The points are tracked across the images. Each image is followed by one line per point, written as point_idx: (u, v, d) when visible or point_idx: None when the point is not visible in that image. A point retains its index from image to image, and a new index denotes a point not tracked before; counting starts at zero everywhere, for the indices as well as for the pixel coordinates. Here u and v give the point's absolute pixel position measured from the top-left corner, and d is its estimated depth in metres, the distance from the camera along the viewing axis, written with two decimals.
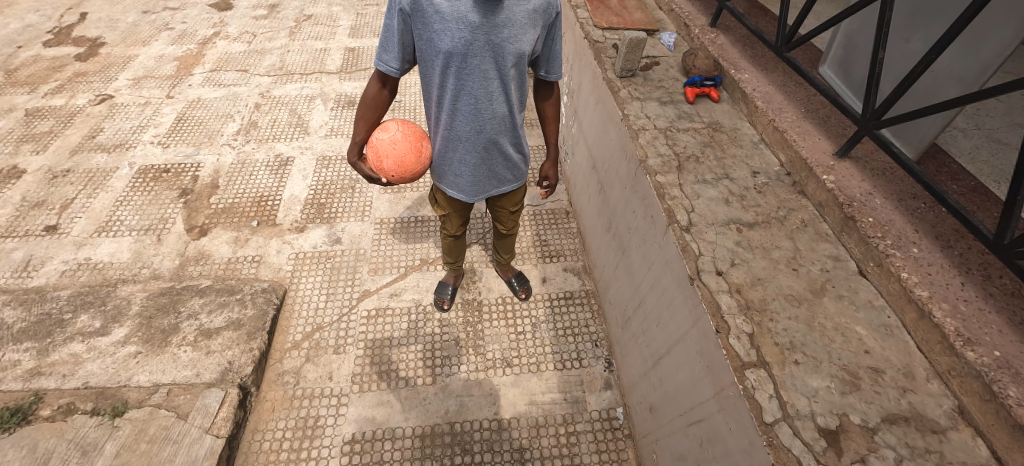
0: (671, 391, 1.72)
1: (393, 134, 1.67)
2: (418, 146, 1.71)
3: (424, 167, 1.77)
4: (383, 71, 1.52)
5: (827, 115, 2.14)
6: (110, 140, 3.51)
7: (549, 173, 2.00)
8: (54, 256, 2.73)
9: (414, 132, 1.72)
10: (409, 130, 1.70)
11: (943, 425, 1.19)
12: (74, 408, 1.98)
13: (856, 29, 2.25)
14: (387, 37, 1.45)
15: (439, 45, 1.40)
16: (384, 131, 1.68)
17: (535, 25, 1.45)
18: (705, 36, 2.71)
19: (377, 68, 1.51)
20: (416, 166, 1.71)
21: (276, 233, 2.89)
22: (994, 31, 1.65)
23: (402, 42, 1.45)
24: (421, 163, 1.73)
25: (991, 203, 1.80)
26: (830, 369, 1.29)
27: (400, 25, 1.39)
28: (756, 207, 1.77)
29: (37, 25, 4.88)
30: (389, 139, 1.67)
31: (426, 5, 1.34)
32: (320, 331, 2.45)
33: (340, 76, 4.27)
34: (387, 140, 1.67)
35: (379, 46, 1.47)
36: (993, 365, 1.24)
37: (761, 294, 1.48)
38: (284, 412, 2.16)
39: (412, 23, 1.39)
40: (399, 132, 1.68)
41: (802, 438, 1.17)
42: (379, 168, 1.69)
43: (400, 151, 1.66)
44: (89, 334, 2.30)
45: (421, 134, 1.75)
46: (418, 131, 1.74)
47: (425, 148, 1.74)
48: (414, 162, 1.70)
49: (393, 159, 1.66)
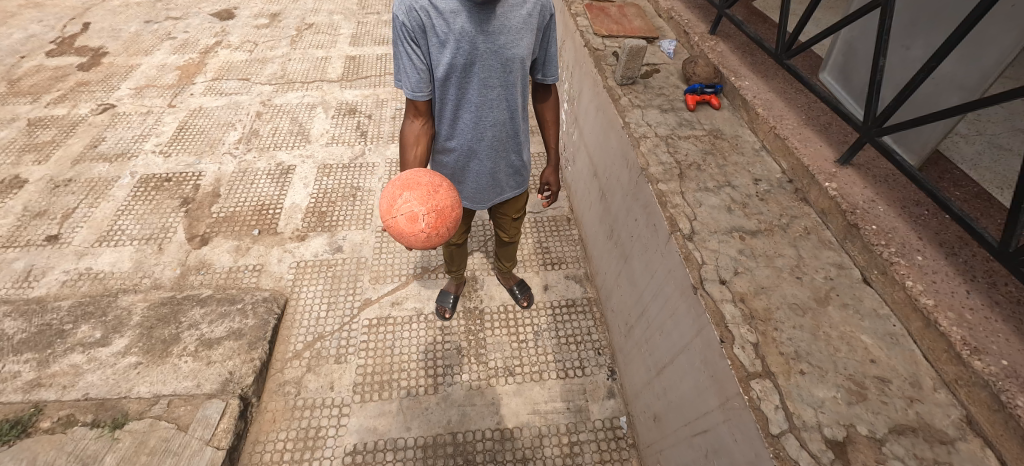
0: (675, 400, 1.71)
1: (397, 173, 1.44)
2: (393, 195, 1.37)
3: (396, 225, 1.36)
4: (409, 98, 1.45)
5: (828, 122, 2.15)
6: (112, 149, 3.53)
7: (550, 179, 2.00)
8: (54, 266, 2.73)
9: (410, 182, 1.38)
10: (410, 177, 1.39)
11: (952, 435, 1.18)
12: (74, 420, 1.98)
13: (855, 37, 2.26)
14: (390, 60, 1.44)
15: (439, 59, 1.40)
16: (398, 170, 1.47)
17: (531, 29, 1.46)
18: (705, 43, 2.72)
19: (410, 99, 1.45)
20: (384, 219, 1.38)
21: (276, 242, 2.89)
22: (995, 40, 1.66)
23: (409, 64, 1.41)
24: (388, 218, 1.37)
25: (995, 209, 1.79)
26: (836, 379, 1.28)
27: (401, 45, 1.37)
28: (758, 215, 1.77)
29: (40, 35, 4.91)
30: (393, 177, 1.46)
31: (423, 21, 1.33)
32: (320, 340, 2.43)
33: (341, 84, 4.29)
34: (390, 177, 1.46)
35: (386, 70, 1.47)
36: (1000, 374, 1.23)
37: (765, 302, 1.47)
38: (284, 423, 2.14)
39: None
40: (402, 174, 1.42)
41: (809, 450, 1.15)
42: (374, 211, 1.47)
43: (382, 193, 1.41)
44: (90, 344, 2.29)
45: (421, 188, 1.36)
46: (420, 185, 1.37)
47: (399, 201, 1.35)
48: (384, 213, 1.38)
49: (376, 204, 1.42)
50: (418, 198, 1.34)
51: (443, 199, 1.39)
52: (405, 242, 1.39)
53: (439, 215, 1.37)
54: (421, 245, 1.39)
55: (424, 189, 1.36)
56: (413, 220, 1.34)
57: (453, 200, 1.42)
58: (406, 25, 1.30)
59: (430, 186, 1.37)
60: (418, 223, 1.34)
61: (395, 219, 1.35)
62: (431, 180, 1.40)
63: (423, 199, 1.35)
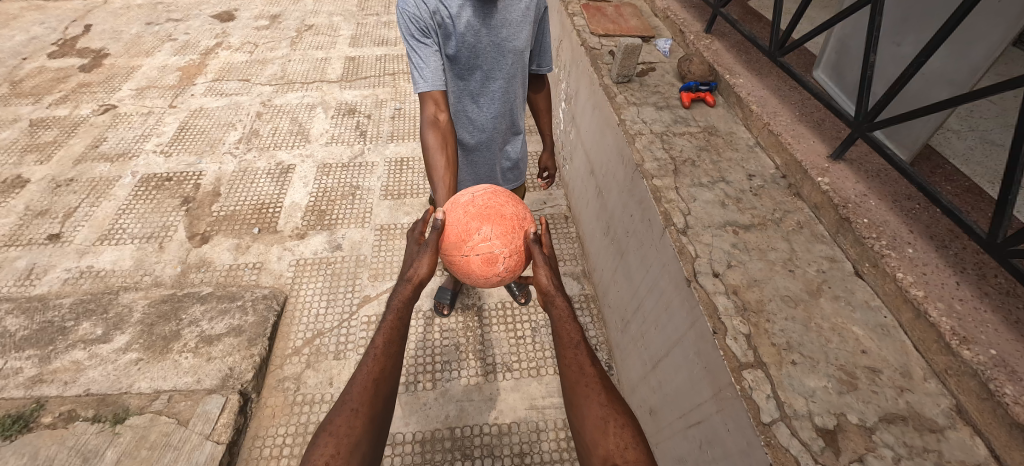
0: (671, 393, 1.72)
1: (474, 197, 1.46)
2: (469, 226, 1.39)
3: (468, 260, 1.39)
4: (422, 94, 1.46)
5: (821, 118, 2.17)
6: (113, 150, 3.55)
7: (548, 164, 2.15)
8: (56, 265, 2.75)
9: (494, 216, 1.42)
10: (494, 210, 1.43)
11: (941, 424, 1.19)
12: (76, 415, 2.00)
13: (847, 34, 2.29)
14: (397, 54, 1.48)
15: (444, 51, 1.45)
16: (470, 194, 1.48)
17: (530, 22, 1.51)
18: (700, 42, 2.75)
19: (424, 95, 1.45)
20: (457, 252, 1.39)
21: (277, 240, 2.91)
22: (983, 35, 1.69)
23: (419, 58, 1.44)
24: (461, 251, 1.39)
25: (985, 203, 1.85)
26: (827, 369, 1.30)
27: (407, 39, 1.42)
28: (752, 210, 1.79)
29: (42, 37, 4.95)
30: (464, 200, 1.46)
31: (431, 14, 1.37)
32: (321, 337, 2.45)
33: (341, 85, 4.32)
34: (462, 200, 1.47)
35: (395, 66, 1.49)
36: (989, 363, 1.25)
37: (757, 295, 1.49)
38: (283, 418, 2.15)
39: None
40: (482, 202, 1.45)
41: (800, 438, 1.17)
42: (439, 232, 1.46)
43: (458, 219, 1.41)
44: (91, 341, 2.31)
45: (508, 226, 1.41)
46: (506, 222, 1.42)
47: (478, 235, 1.38)
48: (456, 242, 1.39)
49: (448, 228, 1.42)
50: (501, 239, 1.39)
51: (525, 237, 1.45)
52: (472, 275, 1.43)
53: (518, 256, 1.43)
54: (488, 281, 1.44)
55: (509, 227, 1.41)
56: (491, 260, 1.39)
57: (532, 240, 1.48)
58: (415, 17, 1.35)
59: (515, 225, 1.43)
60: (495, 263, 1.39)
61: (473, 256, 1.38)
62: (515, 214, 1.45)
63: (506, 240, 1.39)
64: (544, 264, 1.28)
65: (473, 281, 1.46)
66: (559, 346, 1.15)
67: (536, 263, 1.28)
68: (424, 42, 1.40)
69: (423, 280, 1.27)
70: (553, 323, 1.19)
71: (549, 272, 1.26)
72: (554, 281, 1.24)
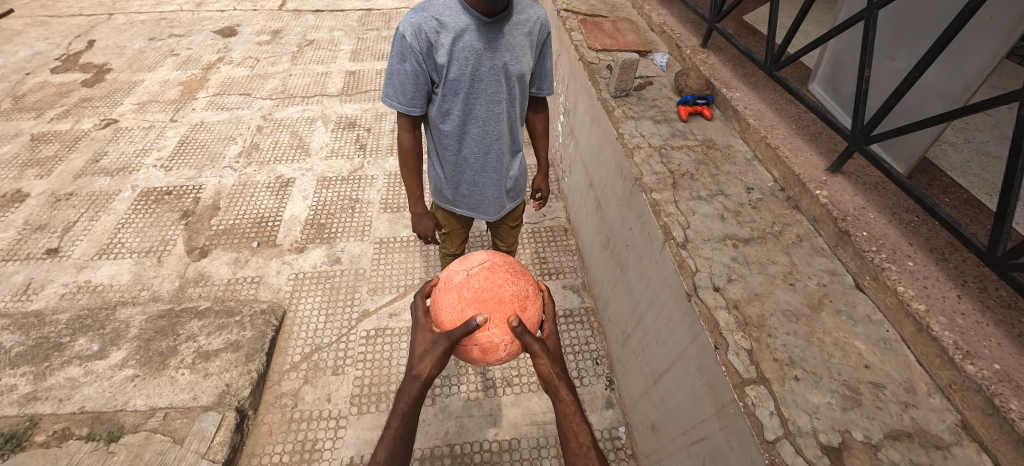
0: (673, 409, 1.70)
1: (471, 280, 1.50)
2: (465, 310, 1.43)
3: (469, 347, 1.41)
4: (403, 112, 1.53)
5: (818, 131, 2.19)
6: (114, 164, 3.56)
7: (541, 186, 2.15)
8: (53, 279, 2.73)
9: (493, 300, 1.46)
10: (491, 293, 1.47)
11: (947, 440, 1.18)
12: (69, 434, 1.97)
13: (841, 49, 2.32)
14: (395, 79, 1.45)
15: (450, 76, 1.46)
16: (466, 274, 1.53)
17: (531, 45, 1.56)
18: (696, 56, 2.79)
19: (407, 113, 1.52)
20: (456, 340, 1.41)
21: (276, 254, 2.91)
22: (977, 50, 1.71)
23: (419, 84, 1.45)
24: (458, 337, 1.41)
25: (983, 216, 1.87)
26: (830, 385, 1.28)
27: (411, 67, 1.40)
28: (751, 223, 1.79)
29: (45, 53, 5.00)
30: (461, 281, 1.51)
31: (435, 42, 1.39)
32: (319, 351, 2.43)
33: (341, 99, 4.36)
34: (458, 281, 1.52)
35: (392, 91, 1.47)
36: (993, 378, 1.23)
37: (758, 309, 1.48)
38: (281, 435, 2.13)
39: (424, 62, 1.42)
40: (478, 284, 1.49)
41: (805, 456, 1.14)
42: (435, 314, 1.50)
43: (454, 304, 1.45)
44: (86, 357, 2.29)
45: (508, 310, 1.44)
46: (506, 306, 1.45)
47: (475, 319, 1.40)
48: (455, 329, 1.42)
49: (444, 315, 1.46)
50: (500, 326, 1.40)
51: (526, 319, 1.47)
52: (474, 359, 1.45)
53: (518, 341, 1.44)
54: (491, 364, 1.46)
55: (510, 311, 1.44)
56: (492, 348, 1.41)
57: (533, 319, 1.49)
58: (415, 44, 1.36)
59: (515, 307, 1.45)
60: (497, 350, 1.41)
61: (473, 345, 1.39)
62: (515, 294, 1.48)
63: (506, 327, 1.41)
64: (544, 351, 1.25)
65: (475, 364, 1.48)
66: (568, 454, 1.21)
67: (534, 350, 1.25)
68: (422, 69, 1.42)
69: (433, 374, 1.22)
70: (560, 418, 1.24)
71: (550, 360, 1.24)
72: (554, 369, 1.23)
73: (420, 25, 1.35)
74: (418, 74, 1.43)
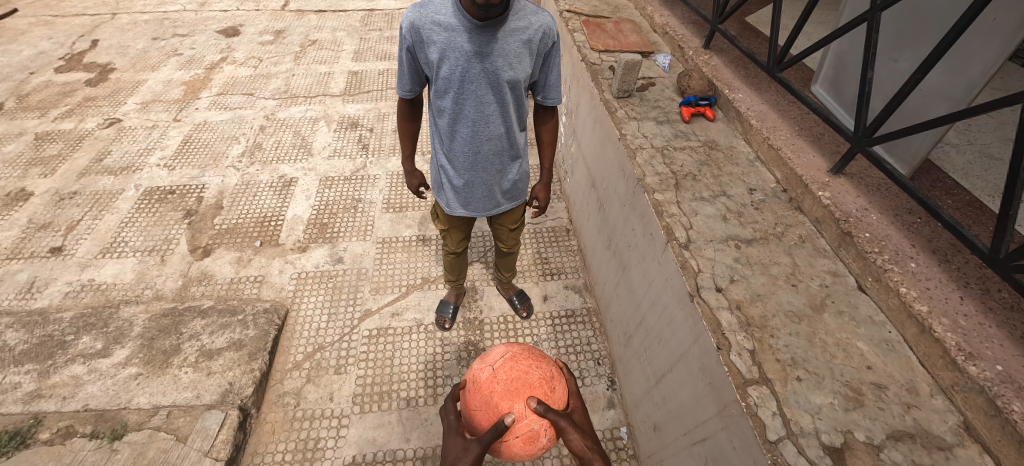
0: (675, 409, 1.71)
1: (496, 372, 1.49)
2: (496, 406, 1.41)
3: (512, 444, 1.38)
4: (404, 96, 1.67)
5: (820, 132, 2.19)
6: (117, 163, 3.57)
7: (539, 194, 2.08)
8: (58, 278, 2.74)
9: (523, 389, 1.45)
10: (520, 382, 1.45)
11: (949, 441, 1.18)
12: (73, 431, 1.98)
13: (844, 50, 2.32)
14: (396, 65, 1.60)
15: (439, 72, 1.51)
16: (491, 366, 1.52)
17: (530, 53, 1.53)
18: (699, 57, 2.79)
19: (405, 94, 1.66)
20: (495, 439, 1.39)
21: (278, 253, 2.92)
22: (981, 51, 1.71)
23: (412, 70, 1.57)
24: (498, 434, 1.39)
25: (986, 218, 1.87)
26: (833, 386, 1.29)
27: (406, 57, 1.51)
28: (753, 224, 1.79)
29: (50, 52, 5.02)
30: (488, 374, 1.49)
31: (427, 37, 1.45)
32: (321, 351, 2.44)
33: (344, 99, 4.37)
34: (485, 377, 1.49)
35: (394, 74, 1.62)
36: (995, 380, 1.23)
37: (761, 310, 1.49)
38: (283, 434, 2.13)
39: (418, 54, 1.50)
40: (505, 375, 1.47)
41: (807, 456, 1.15)
42: (467, 417, 1.47)
43: (486, 403, 1.42)
44: (90, 355, 2.30)
45: (539, 395, 1.44)
46: (535, 391, 1.44)
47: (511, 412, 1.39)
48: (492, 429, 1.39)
49: (477, 412, 1.44)
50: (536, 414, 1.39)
51: (557, 399, 1.47)
52: (515, 455, 1.42)
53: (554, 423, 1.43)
54: (532, 455, 1.44)
55: (541, 395, 1.44)
56: (532, 438, 1.39)
57: (564, 397, 1.50)
58: (409, 37, 1.46)
59: (544, 391, 1.45)
60: (537, 440, 1.40)
61: (513, 440, 1.37)
62: (542, 377, 1.48)
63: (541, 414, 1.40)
64: (572, 426, 1.34)
65: (516, 458, 1.45)
66: None
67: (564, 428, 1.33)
68: (415, 59, 1.52)
69: None
70: None
71: (580, 435, 1.32)
72: (586, 444, 1.30)
73: (415, 21, 1.42)
74: (412, 63, 1.53)
